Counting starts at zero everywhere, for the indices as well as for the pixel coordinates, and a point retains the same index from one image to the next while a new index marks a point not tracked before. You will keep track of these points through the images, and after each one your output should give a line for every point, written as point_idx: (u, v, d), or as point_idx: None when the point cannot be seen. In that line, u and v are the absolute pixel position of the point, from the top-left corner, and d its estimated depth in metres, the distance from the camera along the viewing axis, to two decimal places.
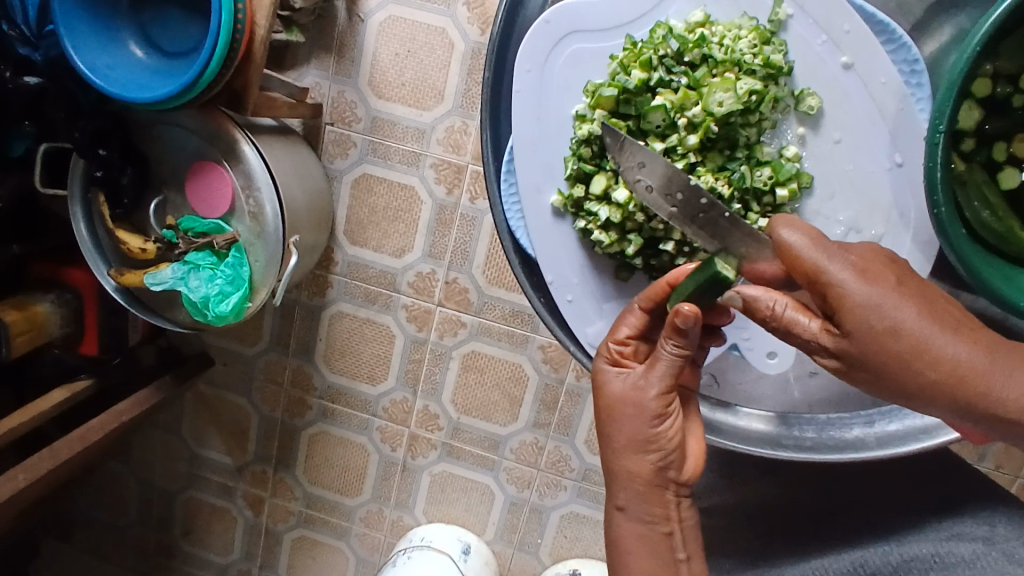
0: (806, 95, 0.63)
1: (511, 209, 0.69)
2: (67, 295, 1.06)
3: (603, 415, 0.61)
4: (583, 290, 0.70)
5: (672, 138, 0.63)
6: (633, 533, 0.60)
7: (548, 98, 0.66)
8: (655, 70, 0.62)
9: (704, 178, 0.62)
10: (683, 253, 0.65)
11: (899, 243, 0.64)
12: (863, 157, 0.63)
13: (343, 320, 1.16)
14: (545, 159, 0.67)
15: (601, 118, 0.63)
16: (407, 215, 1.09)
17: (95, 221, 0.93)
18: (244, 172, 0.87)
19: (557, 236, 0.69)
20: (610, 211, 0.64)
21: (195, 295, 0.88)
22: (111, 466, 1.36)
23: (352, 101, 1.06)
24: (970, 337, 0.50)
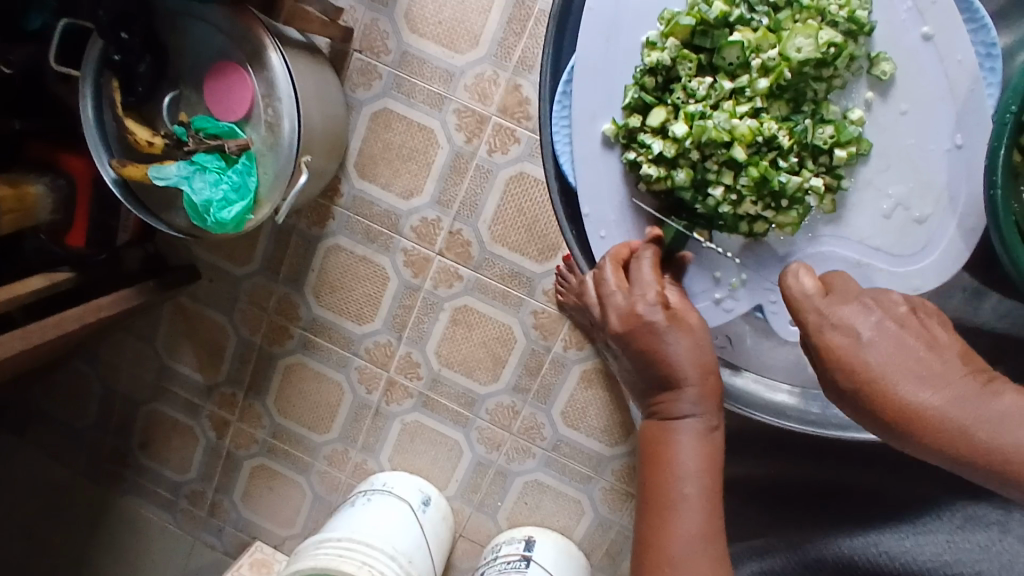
0: (883, 58, 0.53)
1: (558, 131, 0.58)
2: (61, 181, 1.02)
3: (655, 345, 0.52)
4: (621, 229, 0.59)
5: (742, 79, 0.54)
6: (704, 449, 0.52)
7: (622, 16, 0.54)
8: (736, 6, 0.53)
9: (767, 125, 0.53)
10: (728, 203, 0.55)
11: (942, 233, 0.55)
12: (927, 134, 0.53)
13: (339, 254, 1.15)
14: (605, 78, 0.55)
15: (673, 48, 0.54)
16: (421, 157, 1.07)
17: (103, 106, 0.90)
18: (267, 80, 0.85)
19: (603, 171, 0.58)
20: (665, 145, 0.55)
21: (197, 197, 0.85)
22: (78, 366, 1.34)
23: (384, 32, 1.04)
24: (960, 386, 0.42)
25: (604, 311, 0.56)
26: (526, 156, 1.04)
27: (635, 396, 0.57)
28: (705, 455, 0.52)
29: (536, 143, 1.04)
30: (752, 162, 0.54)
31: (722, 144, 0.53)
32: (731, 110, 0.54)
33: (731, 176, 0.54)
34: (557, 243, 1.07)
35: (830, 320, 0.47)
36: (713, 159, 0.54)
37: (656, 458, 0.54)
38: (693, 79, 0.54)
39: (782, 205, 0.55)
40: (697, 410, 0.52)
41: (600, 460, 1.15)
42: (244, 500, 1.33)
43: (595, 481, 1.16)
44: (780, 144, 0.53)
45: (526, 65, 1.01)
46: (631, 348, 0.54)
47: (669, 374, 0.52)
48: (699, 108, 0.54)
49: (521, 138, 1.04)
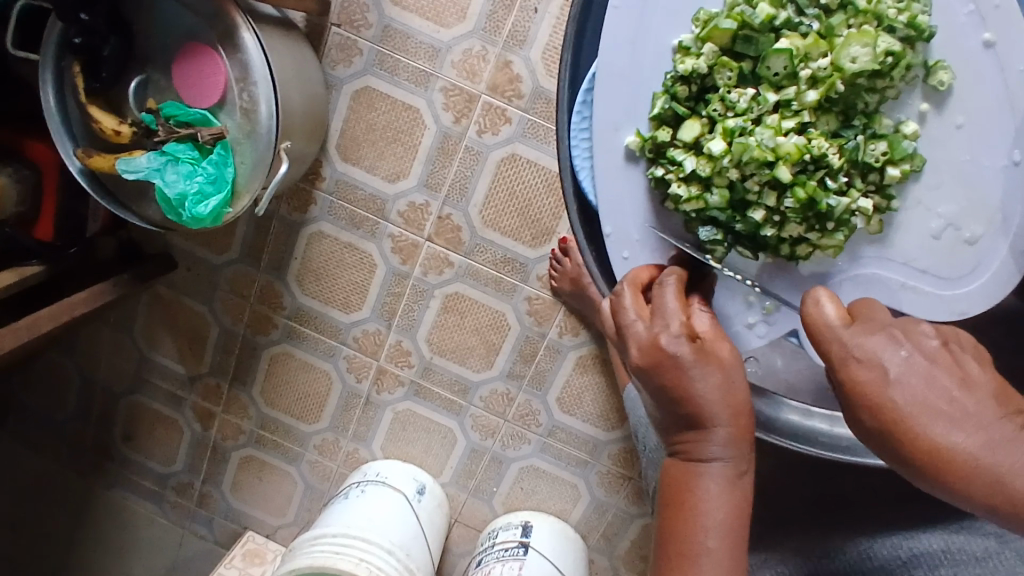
0: (941, 66, 0.49)
1: (579, 144, 0.55)
2: (25, 170, 0.96)
3: (680, 391, 0.47)
4: (643, 244, 0.55)
5: (788, 92, 0.49)
6: (725, 498, 0.49)
7: (650, 19, 0.51)
8: (783, 8, 0.49)
9: (816, 142, 0.49)
10: (771, 223, 0.52)
11: (993, 251, 0.52)
12: (981, 147, 0.50)
13: (324, 241, 1.10)
14: (629, 85, 0.52)
15: (711, 55, 0.50)
16: (408, 139, 1.02)
17: (65, 92, 0.83)
18: (241, 63, 0.78)
19: (625, 185, 0.54)
20: (699, 162, 0.51)
21: (171, 190, 0.80)
22: (54, 360, 1.28)
23: (364, 4, 0.97)
24: (989, 426, 0.39)
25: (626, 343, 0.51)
26: (518, 137, 0.99)
27: (656, 428, 0.53)
28: (732, 502, 0.49)
29: (529, 124, 0.99)
30: (798, 182, 0.50)
31: (764, 164, 0.49)
32: (776, 125, 0.50)
33: (775, 197, 0.51)
34: (552, 228, 1.03)
35: (856, 352, 0.43)
36: (754, 179, 0.51)
37: (680, 502, 0.50)
38: (733, 89, 0.50)
39: (827, 227, 0.52)
40: (725, 455, 0.48)
41: (597, 445, 1.14)
42: (233, 491, 1.30)
43: (591, 465, 1.15)
44: (830, 163, 0.49)
45: (517, 40, 0.96)
46: (653, 387, 0.50)
47: (696, 415, 0.48)
48: (739, 123, 0.50)
49: (513, 118, 0.99)
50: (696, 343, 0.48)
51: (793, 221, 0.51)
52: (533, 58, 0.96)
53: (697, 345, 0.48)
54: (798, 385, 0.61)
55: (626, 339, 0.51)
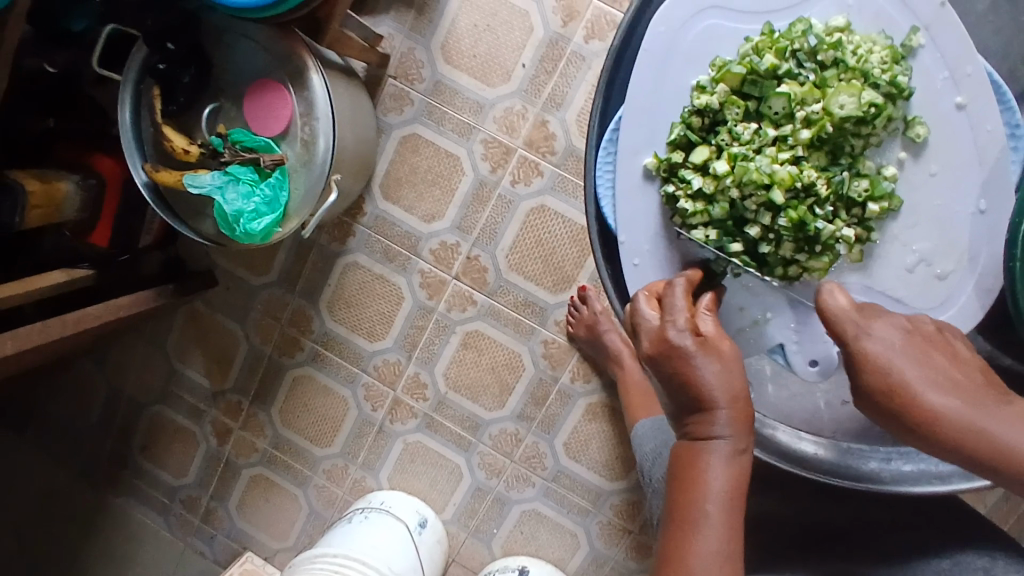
0: (918, 121, 0.55)
1: (602, 174, 0.61)
2: (91, 181, 1.03)
3: (684, 376, 0.49)
4: (653, 258, 0.60)
5: (785, 129, 0.55)
6: (727, 473, 0.50)
7: (671, 64, 0.57)
8: (786, 60, 0.55)
9: (807, 173, 0.55)
10: (766, 240, 0.57)
11: (961, 288, 0.57)
12: (952, 194, 0.56)
13: (357, 271, 1.17)
14: (651, 118, 0.58)
15: (722, 93, 0.55)
16: (446, 183, 1.10)
17: (142, 113, 0.93)
18: (307, 100, 0.88)
19: (642, 205, 0.59)
20: (706, 181, 0.56)
21: (229, 207, 0.88)
22: (84, 365, 1.34)
23: (419, 60, 1.07)
24: (972, 393, 0.47)
25: (636, 337, 0.53)
26: (548, 189, 1.07)
27: (666, 414, 0.54)
28: (732, 481, 0.50)
29: (559, 178, 1.06)
30: (790, 205, 0.55)
31: (762, 187, 0.54)
32: (773, 155, 0.55)
33: (770, 217, 0.56)
34: (572, 276, 1.10)
35: (866, 330, 0.49)
36: (752, 200, 0.55)
37: (683, 479, 0.52)
38: (739, 124, 0.56)
39: (815, 248, 0.57)
40: (728, 435, 0.49)
41: (599, 494, 1.16)
42: (239, 510, 1.33)
43: (592, 515, 1.16)
44: (818, 191, 0.55)
45: (555, 102, 1.05)
46: (660, 373, 0.52)
47: (699, 400, 0.49)
48: (742, 151, 0.55)
49: (544, 172, 1.07)
50: (701, 336, 0.50)
51: (786, 240, 0.56)
52: (568, 119, 1.05)
53: (702, 339, 0.50)
54: (789, 412, 0.64)
55: (636, 332, 0.54)
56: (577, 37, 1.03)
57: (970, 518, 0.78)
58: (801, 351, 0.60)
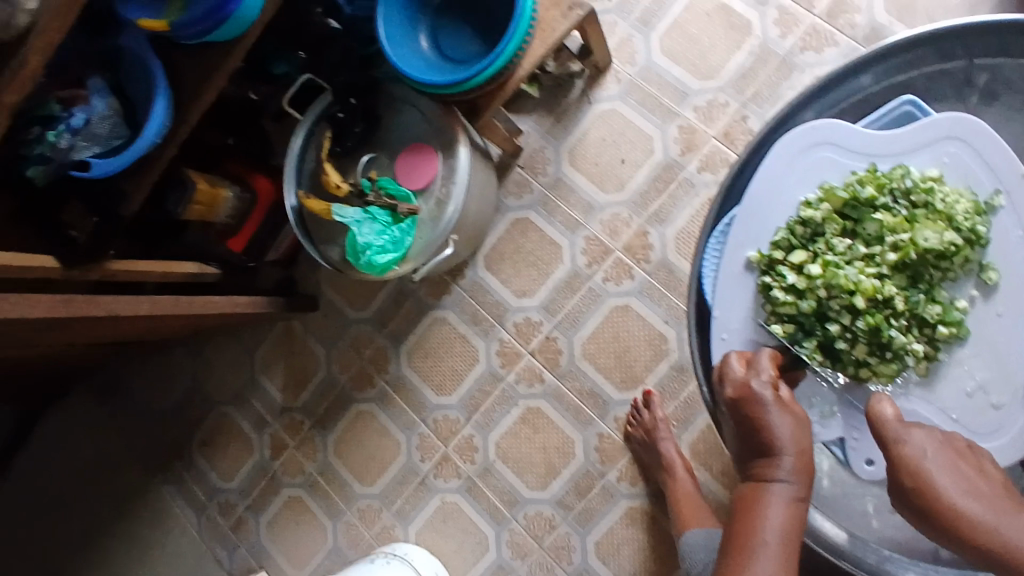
0: (991, 267, 0.64)
1: (710, 258, 0.71)
2: (246, 195, 1.19)
3: (759, 419, 0.58)
4: (741, 337, 0.69)
5: (873, 250, 0.65)
6: (785, 513, 0.56)
7: (787, 182, 0.68)
8: (884, 195, 0.66)
9: (888, 288, 0.64)
10: (844, 339, 0.65)
11: (1014, 420, 0.63)
12: (1015, 335, 0.64)
13: (443, 326, 1.26)
14: (763, 221, 0.68)
15: (826, 211, 0.66)
16: (544, 266, 1.21)
17: (309, 148, 1.08)
18: (450, 167, 1.03)
19: (740, 289, 0.69)
20: (799, 279, 0.66)
21: (361, 239, 1.00)
22: (178, 355, 1.47)
23: (547, 157, 1.21)
24: (998, 503, 0.52)
25: (720, 387, 0.62)
26: (635, 292, 1.15)
27: (734, 462, 0.61)
28: (789, 522, 0.56)
29: (648, 284, 1.15)
30: (870, 312, 0.64)
31: (847, 291, 0.64)
32: (861, 268, 0.65)
33: (850, 319, 0.65)
34: (641, 377, 1.15)
35: (904, 437, 0.57)
36: (837, 301, 0.64)
37: (744, 514, 0.57)
38: (836, 238, 0.66)
39: (885, 355, 0.65)
40: (790, 479, 0.56)
41: None
42: (269, 527, 1.37)
43: None
44: (895, 306, 0.64)
45: (659, 218, 1.15)
46: (735, 418, 0.60)
47: (770, 442, 0.57)
48: (835, 260, 0.65)
49: (636, 276, 1.15)
50: (779, 393, 0.59)
51: (860, 341, 0.65)
52: (668, 235, 1.15)
53: (779, 394, 0.59)
54: None
55: (720, 383, 0.63)
56: (690, 168, 1.15)
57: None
58: (856, 448, 0.66)
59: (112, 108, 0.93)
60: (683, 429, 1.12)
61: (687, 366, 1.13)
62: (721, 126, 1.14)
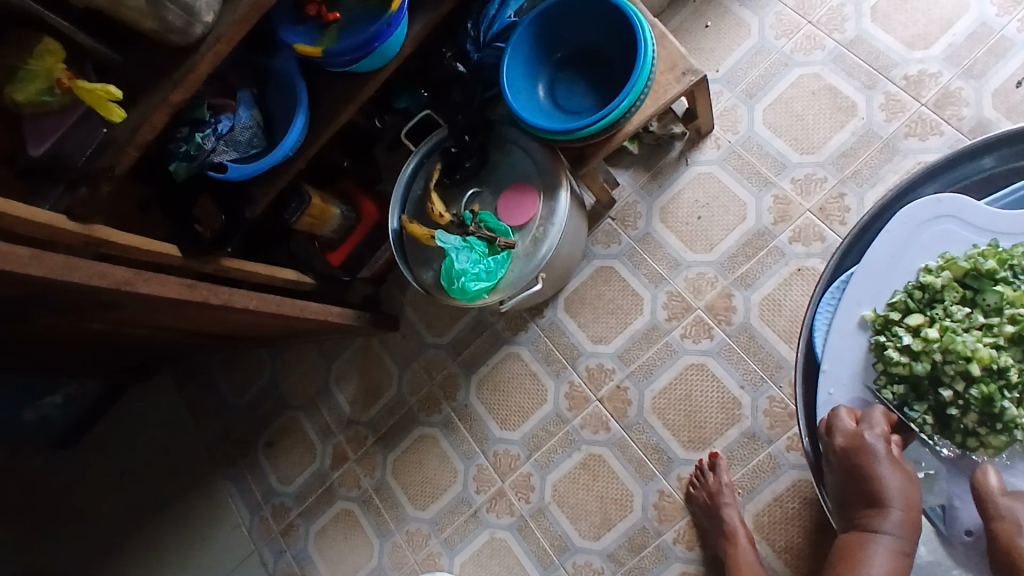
0: None
1: (823, 311, 0.73)
2: (351, 214, 1.27)
3: (871, 473, 0.65)
4: (848, 393, 0.70)
5: (991, 320, 0.65)
6: (891, 559, 0.64)
7: (908, 248, 0.71)
8: (1005, 268, 0.66)
9: (1005, 359, 0.63)
10: (955, 405, 0.65)
11: None
12: None
13: (516, 361, 1.29)
14: (881, 282, 0.70)
15: (946, 278, 0.67)
16: (623, 315, 1.23)
17: (417, 178, 1.17)
18: (549, 208, 1.08)
19: (851, 346, 0.70)
20: (914, 340, 0.66)
21: (458, 266, 1.05)
22: (260, 356, 1.54)
23: (639, 211, 1.25)
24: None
25: (830, 437, 0.69)
26: (713, 353, 1.16)
27: (840, 503, 0.69)
28: (893, 568, 0.64)
29: (726, 346, 1.15)
30: (985, 381, 0.63)
31: (963, 357, 0.63)
32: (979, 336, 0.64)
33: (962, 385, 0.64)
34: (709, 439, 1.13)
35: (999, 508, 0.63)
36: (951, 366, 0.64)
37: (851, 556, 0.67)
38: (954, 304, 0.67)
39: (996, 427, 0.64)
40: (896, 532, 0.65)
41: None
42: (317, 536, 1.39)
43: None
44: (1011, 377, 0.63)
45: (745, 282, 1.16)
46: (846, 467, 0.67)
47: (879, 498, 0.65)
48: (953, 325, 0.65)
49: (715, 336, 1.16)
50: (890, 450, 0.66)
51: (972, 411, 0.64)
52: (752, 300, 1.16)
53: (891, 451, 0.65)
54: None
55: (829, 432, 0.69)
56: (781, 237, 1.16)
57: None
58: (956, 517, 0.68)
59: (254, 119, 1.00)
60: (747, 498, 1.09)
61: (759, 434, 1.11)
62: (816, 200, 1.15)
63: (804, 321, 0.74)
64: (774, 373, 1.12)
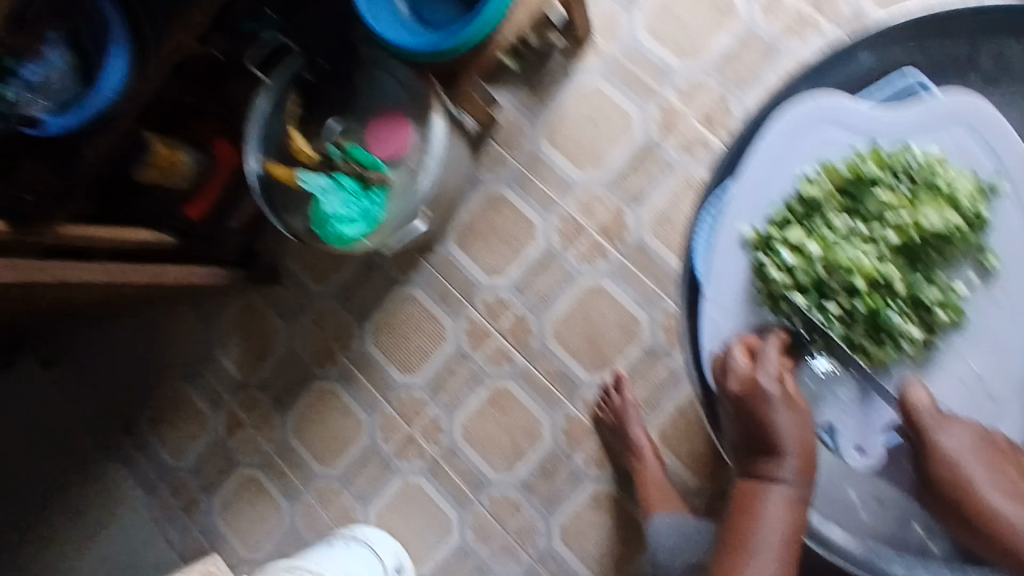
0: (992, 253, 0.63)
1: (703, 233, 0.67)
2: (205, 159, 1.14)
3: (764, 420, 0.60)
4: (733, 319, 0.66)
5: (874, 230, 0.64)
6: (785, 507, 0.60)
7: (788, 157, 0.65)
8: (887, 173, 0.64)
9: (886, 268, 0.63)
10: (842, 320, 0.64)
11: (1009, 411, 0.64)
12: (1014, 324, 0.63)
13: (411, 303, 1.22)
14: (760, 197, 0.65)
15: (827, 189, 0.64)
16: (516, 245, 1.18)
17: (272, 112, 1.02)
18: (424, 136, 0.99)
19: (734, 266, 0.65)
20: (797, 257, 0.64)
21: (327, 208, 0.96)
22: (129, 325, 1.38)
23: (523, 132, 1.18)
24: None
25: (724, 382, 0.63)
26: (609, 274, 1.14)
27: (735, 451, 0.64)
28: (787, 515, 0.60)
29: (622, 266, 1.13)
30: (868, 293, 0.63)
31: (846, 271, 0.63)
32: (860, 248, 0.63)
33: (848, 300, 0.63)
34: (611, 360, 1.13)
35: (944, 428, 0.59)
36: (836, 281, 0.63)
37: (746, 506, 0.62)
38: (836, 216, 0.65)
39: (880, 338, 0.64)
40: (791, 478, 0.60)
41: None
42: (222, 507, 1.31)
43: None
44: (895, 288, 0.63)
45: (635, 198, 1.14)
46: (738, 413, 0.62)
47: (773, 444, 0.60)
48: (835, 238, 0.64)
49: (610, 257, 1.14)
50: (784, 393, 0.60)
51: (858, 323, 0.64)
52: (644, 216, 1.13)
53: (786, 394, 0.60)
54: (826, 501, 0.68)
55: (723, 378, 0.63)
56: (668, 149, 1.13)
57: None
58: (847, 435, 0.66)
59: (68, 63, 0.87)
60: (651, 413, 1.11)
61: (658, 350, 1.11)
62: (701, 107, 1.12)
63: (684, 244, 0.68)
64: (669, 288, 1.11)
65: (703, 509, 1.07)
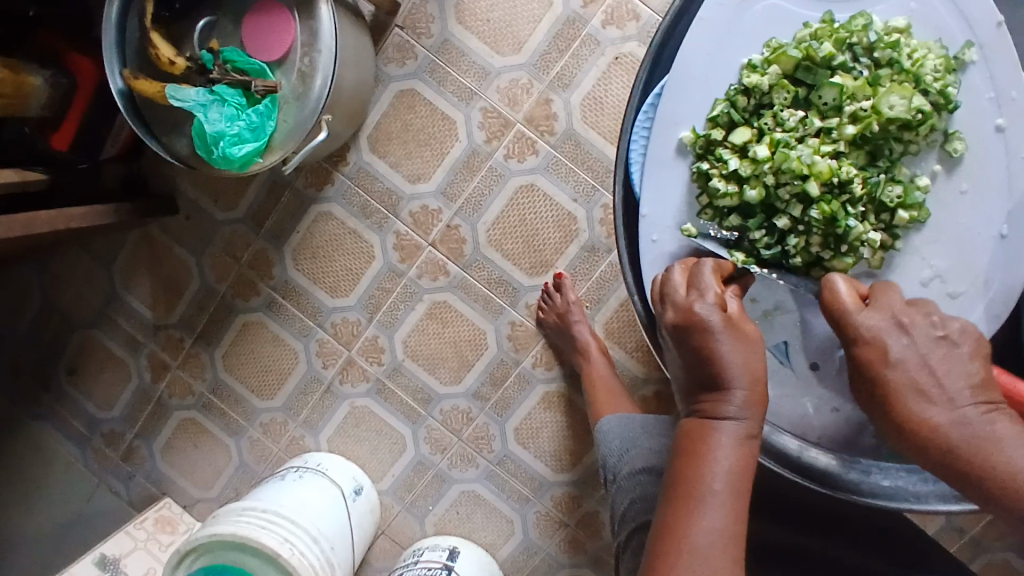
0: (957, 137, 0.56)
1: (637, 138, 0.61)
2: (63, 79, 0.96)
3: (706, 348, 0.48)
4: (675, 237, 0.61)
5: (831, 122, 0.55)
6: (735, 452, 0.49)
7: (728, 42, 0.58)
8: (842, 53, 0.56)
9: (846, 168, 0.55)
10: (795, 232, 0.57)
11: (970, 309, 0.59)
12: (977, 215, 0.58)
13: (329, 221, 1.12)
14: (699, 92, 0.59)
15: (773, 75, 0.56)
16: (438, 145, 1.07)
17: (129, 15, 0.84)
18: (311, 29, 0.84)
19: (671, 176, 0.60)
20: (742, 163, 0.56)
21: (210, 127, 0.84)
22: (19, 274, 1.23)
23: (430, 15, 1.05)
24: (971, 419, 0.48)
25: (660, 310, 0.52)
26: (541, 168, 1.06)
27: (676, 391, 0.53)
28: (738, 460, 0.49)
29: (554, 159, 1.05)
30: (824, 200, 0.55)
31: (798, 177, 0.55)
32: (816, 146, 0.55)
33: (801, 209, 0.56)
34: (551, 261, 1.08)
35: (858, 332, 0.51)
36: (786, 189, 0.55)
37: (692, 454, 0.50)
38: (785, 109, 0.56)
39: (840, 249, 0.57)
40: (741, 415, 0.49)
41: (542, 484, 1.14)
42: (164, 452, 1.25)
43: (532, 504, 1.14)
44: (853, 190, 0.55)
45: (562, 82, 1.03)
46: (677, 345, 0.50)
47: (717, 376, 0.49)
48: (785, 137, 0.55)
49: (540, 151, 1.05)
50: (727, 314, 0.49)
51: (814, 234, 0.56)
52: (572, 102, 1.04)
53: (729, 316, 0.49)
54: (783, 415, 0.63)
55: (661, 304, 0.53)
56: (594, 21, 1.02)
57: (924, 547, 0.77)
58: (802, 350, 0.61)
59: None
60: (596, 310, 1.08)
61: (598, 245, 1.06)
62: None
63: (618, 153, 0.63)
64: (604, 179, 1.05)
65: (652, 397, 1.09)
